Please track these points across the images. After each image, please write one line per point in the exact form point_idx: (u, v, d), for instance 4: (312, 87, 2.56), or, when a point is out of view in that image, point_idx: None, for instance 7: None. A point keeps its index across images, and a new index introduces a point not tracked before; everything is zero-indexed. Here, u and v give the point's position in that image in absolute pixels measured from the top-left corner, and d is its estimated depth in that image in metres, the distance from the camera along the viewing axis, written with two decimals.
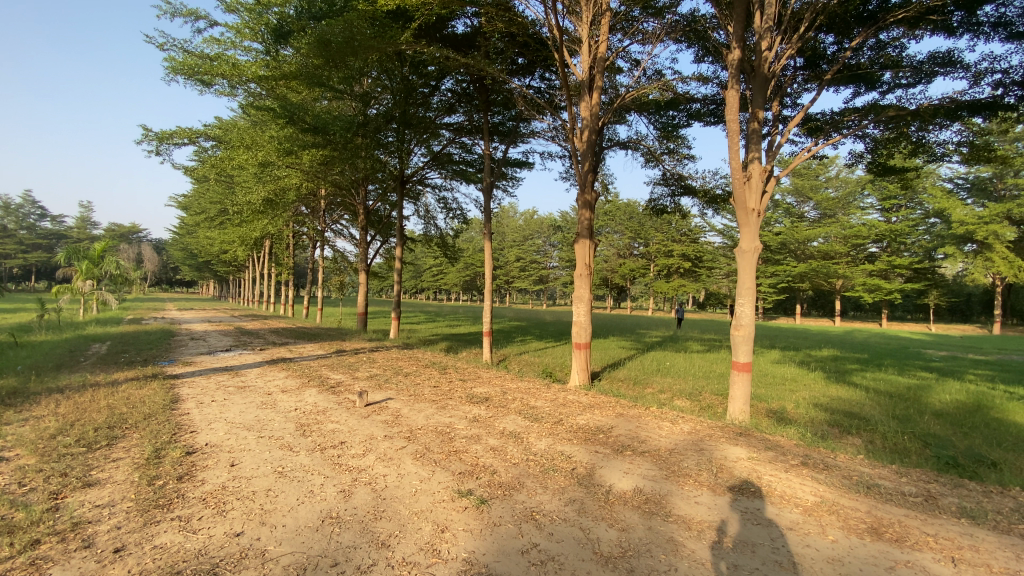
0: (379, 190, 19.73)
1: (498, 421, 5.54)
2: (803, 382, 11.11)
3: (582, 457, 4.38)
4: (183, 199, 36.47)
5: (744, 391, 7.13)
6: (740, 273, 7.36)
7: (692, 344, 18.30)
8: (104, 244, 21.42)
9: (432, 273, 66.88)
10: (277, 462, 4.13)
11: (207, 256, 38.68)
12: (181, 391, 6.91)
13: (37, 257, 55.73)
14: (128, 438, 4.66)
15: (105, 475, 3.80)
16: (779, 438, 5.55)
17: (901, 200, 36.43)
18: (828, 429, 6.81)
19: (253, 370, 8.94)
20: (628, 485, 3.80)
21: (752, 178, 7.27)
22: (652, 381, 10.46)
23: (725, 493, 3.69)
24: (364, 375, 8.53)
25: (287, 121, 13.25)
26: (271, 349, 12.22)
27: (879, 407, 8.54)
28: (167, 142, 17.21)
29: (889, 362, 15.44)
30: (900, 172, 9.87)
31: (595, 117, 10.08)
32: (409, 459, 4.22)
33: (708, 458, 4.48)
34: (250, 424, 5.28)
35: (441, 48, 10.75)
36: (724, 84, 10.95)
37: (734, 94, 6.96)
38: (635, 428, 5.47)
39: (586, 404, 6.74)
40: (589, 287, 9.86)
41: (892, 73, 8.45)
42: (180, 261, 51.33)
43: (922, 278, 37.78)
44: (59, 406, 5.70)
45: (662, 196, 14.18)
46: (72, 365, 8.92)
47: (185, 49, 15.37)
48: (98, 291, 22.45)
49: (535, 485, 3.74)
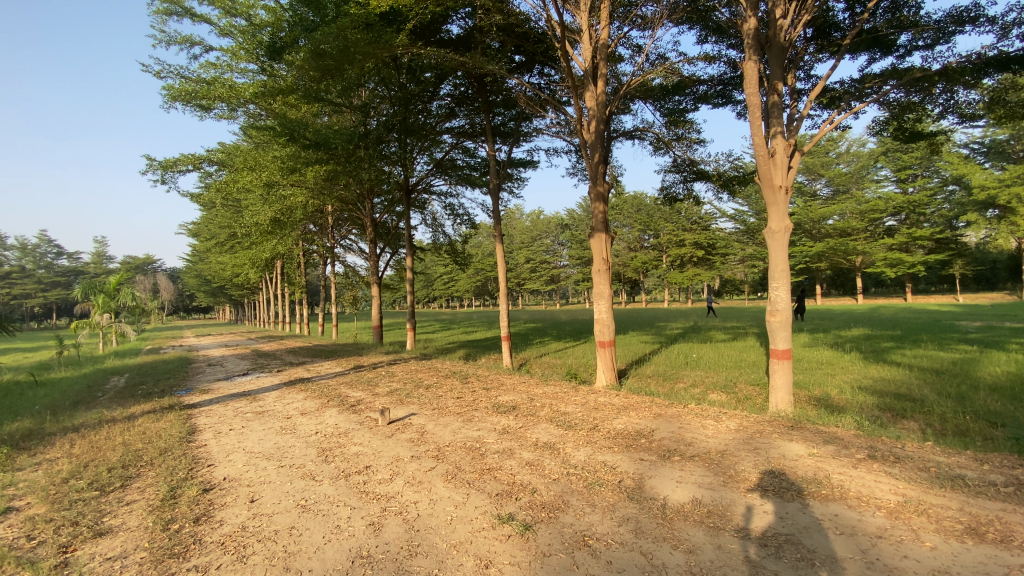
0: (385, 202, 19.60)
1: (530, 432, 5.20)
2: (839, 365, 10.62)
3: (627, 467, 4.02)
4: (192, 227, 36.73)
5: (786, 380, 6.72)
6: (771, 256, 6.95)
7: (715, 334, 17.82)
8: (118, 276, 21.47)
9: (443, 280, 66.86)
10: (300, 494, 3.82)
11: (221, 281, 39.06)
12: (198, 422, 6.66)
13: (58, 293, 56.71)
14: (144, 477, 4.40)
15: (118, 521, 3.52)
16: (835, 429, 5.12)
17: (917, 169, 35.56)
18: (879, 414, 6.38)
19: (271, 394, 8.68)
20: (684, 496, 3.43)
21: (777, 154, 6.86)
22: (681, 376, 10.05)
23: (795, 499, 3.30)
24: (384, 390, 8.23)
25: (288, 139, 13.04)
26: (288, 370, 11.99)
27: (929, 385, 8.04)
28: (171, 170, 17.20)
29: (925, 337, 14.79)
30: (929, 137, 9.34)
31: (602, 106, 9.73)
32: (440, 482, 3.89)
33: (766, 458, 4.08)
34: (270, 453, 5.00)
35: (439, 49, 10.50)
36: (731, 62, 10.56)
37: (753, 65, 6.57)
38: (678, 429, 5.07)
39: (620, 406, 6.36)
40: (609, 282, 9.49)
41: (911, 35, 7.99)
42: (195, 288, 51.81)
43: (945, 248, 36.75)
44: (72, 447, 5.46)
45: (674, 183, 13.77)
46: (89, 402, 8.75)
47: (181, 75, 15.31)
48: (116, 323, 22.53)
49: (582, 503, 3.39)
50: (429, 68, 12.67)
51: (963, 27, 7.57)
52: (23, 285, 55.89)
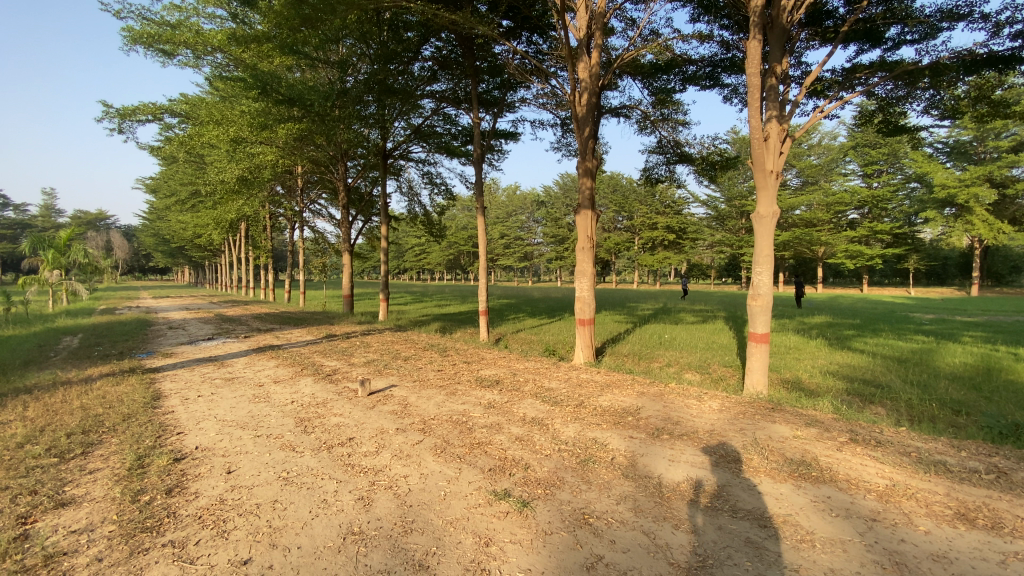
0: (359, 167, 18.91)
1: (516, 407, 5.12)
2: (806, 350, 11.00)
3: (618, 444, 3.99)
4: (150, 182, 34.87)
5: (763, 363, 6.84)
6: (757, 240, 6.96)
7: (685, 316, 18.20)
8: (69, 230, 20.09)
9: (414, 252, 65.93)
10: (280, 466, 3.63)
11: (181, 241, 37.29)
12: (163, 387, 6.31)
13: (1, 247, 53.16)
14: (107, 444, 4.11)
15: (81, 491, 3.26)
16: (815, 413, 5.25)
17: (883, 165, 36.88)
18: (849, 398, 6.62)
19: (239, 359, 8.34)
20: (680, 476, 3.41)
21: (771, 138, 6.81)
22: (657, 355, 10.19)
23: (788, 481, 3.36)
24: (361, 361, 8.02)
25: (260, 92, 12.30)
26: (256, 337, 11.56)
27: (892, 373, 8.38)
28: (129, 119, 16.05)
29: (884, 326, 15.47)
30: (911, 131, 9.51)
31: (595, 78, 9.49)
32: (429, 456, 3.76)
33: (755, 439, 4.14)
34: (244, 422, 4.76)
35: (429, 4, 10.00)
36: (723, 43, 10.44)
37: (757, 44, 6.46)
38: (664, 408, 5.08)
39: (602, 383, 6.34)
40: (592, 260, 9.41)
41: (901, 28, 8.03)
42: (152, 247, 49.46)
43: (902, 242, 38.37)
44: (25, 409, 5.08)
45: (657, 164, 13.70)
46: (40, 361, 8.23)
47: (142, 16, 14.16)
48: (67, 280, 21.28)
49: (577, 479, 3.34)
50: (412, 25, 12.00)
51: (953, 23, 7.63)
52: None
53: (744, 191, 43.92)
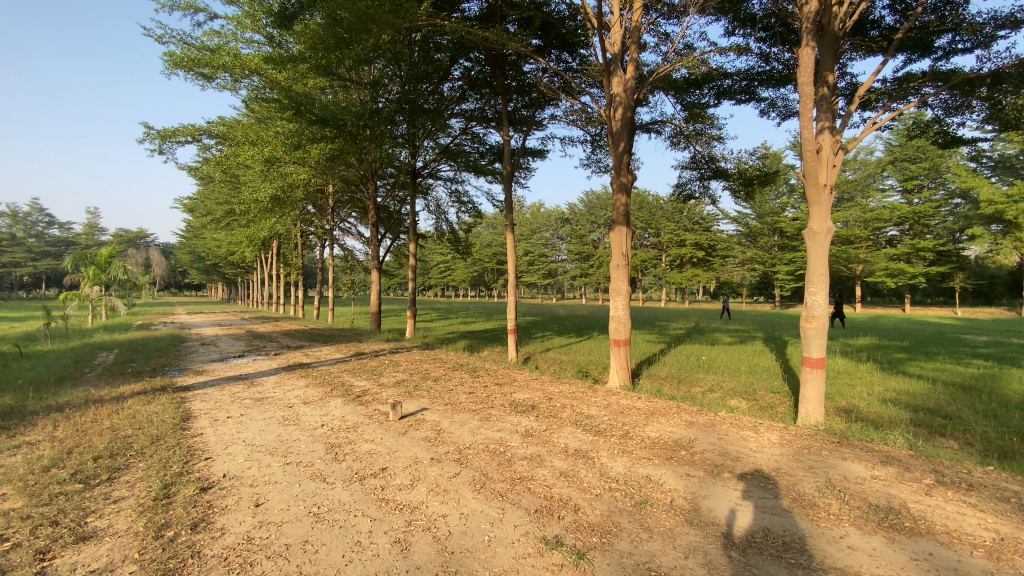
0: (388, 186, 19.07)
1: (556, 436, 4.78)
2: (857, 374, 10.33)
3: (674, 483, 3.62)
4: (187, 201, 36.04)
5: (818, 390, 6.36)
6: (809, 258, 6.55)
7: (720, 336, 17.56)
8: (110, 248, 20.73)
9: (439, 269, 66.48)
10: (310, 499, 3.39)
11: (216, 258, 38.36)
12: (192, 407, 6.20)
13: (47, 263, 55.74)
14: (134, 469, 3.96)
15: (103, 524, 3.07)
16: (887, 448, 4.75)
17: (923, 180, 35.55)
18: (916, 430, 6.07)
19: (269, 378, 8.24)
20: (752, 524, 3.03)
21: (824, 150, 6.43)
22: (697, 378, 9.69)
23: (878, 532, 2.95)
24: (390, 381, 7.81)
25: (294, 113, 12.51)
26: (286, 354, 11.53)
27: (959, 401, 7.69)
28: (169, 141, 16.56)
29: (936, 349, 14.53)
30: (968, 144, 8.89)
31: (629, 93, 9.27)
32: (468, 492, 3.46)
33: (827, 479, 3.72)
34: (272, 447, 4.57)
35: (461, 22, 10.05)
36: (761, 56, 10.12)
37: (810, 52, 6.16)
38: (720, 441, 4.67)
39: (646, 411, 5.94)
40: (627, 279, 9.06)
41: (954, 35, 7.57)
42: (187, 264, 51.05)
43: (946, 260, 36.61)
44: (55, 429, 5.00)
45: (691, 180, 13.32)
46: (75, 378, 8.26)
47: (183, 42, 14.66)
48: (106, 296, 21.92)
49: (635, 526, 2.99)
50: (444, 46, 12.07)
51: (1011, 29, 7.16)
52: (13, 254, 54.96)
53: (776, 207, 42.86)
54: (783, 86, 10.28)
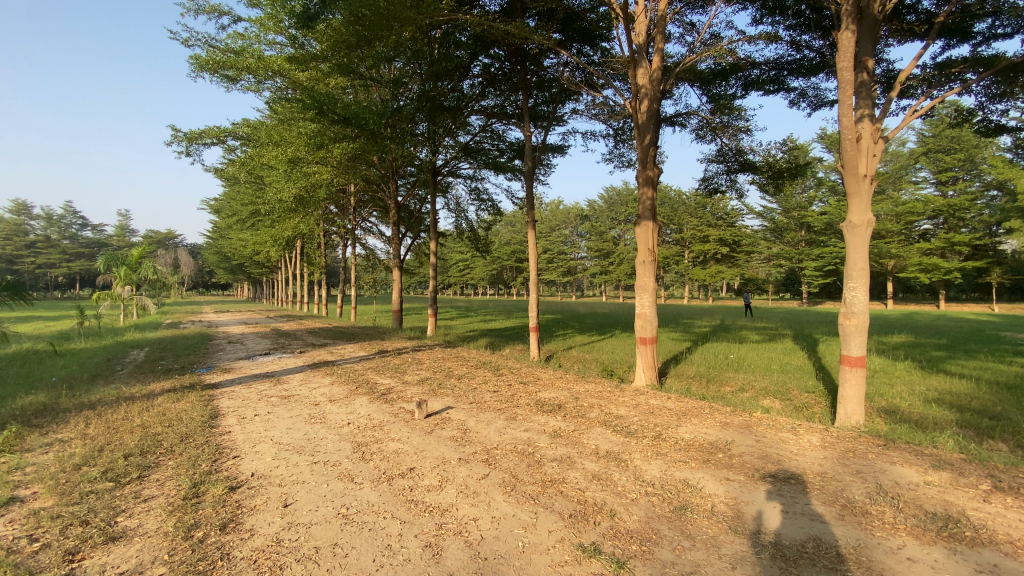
0: (409, 185, 19.11)
1: (585, 437, 4.65)
2: (894, 373, 9.91)
3: (713, 488, 3.46)
4: (213, 203, 36.81)
5: (858, 390, 6.08)
6: (849, 253, 6.26)
7: (747, 333, 17.18)
8: (140, 249, 21.26)
9: (458, 268, 66.74)
10: (339, 500, 3.33)
11: (241, 258, 39.23)
12: (220, 404, 6.25)
13: (81, 264, 57.78)
14: (164, 467, 3.97)
15: (133, 524, 3.06)
16: (937, 451, 4.48)
17: (958, 172, 34.17)
18: (964, 432, 5.75)
19: (295, 376, 8.28)
20: (800, 533, 2.86)
21: (864, 138, 6.12)
22: (726, 377, 9.42)
23: (939, 543, 2.74)
24: (414, 379, 7.77)
25: (316, 113, 12.59)
26: (311, 352, 11.62)
27: (1008, 401, 7.26)
28: (196, 143, 16.88)
29: (976, 347, 13.91)
30: (1017, 131, 8.30)
31: (655, 84, 9.03)
32: (499, 495, 3.36)
33: (878, 486, 3.50)
34: (300, 445, 4.54)
35: (482, 16, 9.98)
36: (792, 43, 9.75)
37: (850, 35, 5.89)
38: (758, 443, 4.49)
39: (678, 411, 5.75)
40: (654, 275, 8.85)
41: (994, 19, 7.08)
42: (214, 264, 52.21)
43: (983, 255, 35.13)
44: (87, 426, 5.07)
45: (717, 173, 12.98)
46: (107, 376, 8.43)
47: (209, 45, 14.89)
48: (137, 296, 22.49)
49: (675, 533, 2.85)
50: (463, 42, 11.99)
51: None
52: (48, 255, 56.92)
53: (803, 202, 41.80)
54: (813, 75, 9.87)
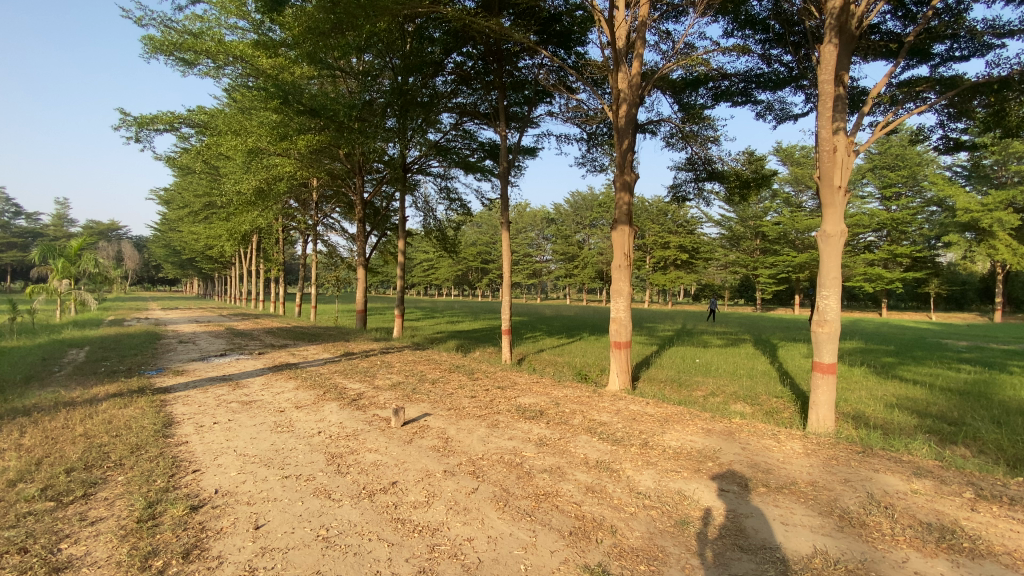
0: (376, 181, 18.56)
1: (573, 446, 4.51)
2: (852, 379, 10.28)
3: (711, 500, 3.39)
4: (164, 193, 34.89)
5: (829, 397, 6.20)
6: (821, 261, 6.41)
7: (710, 338, 17.57)
8: (81, 239, 19.74)
9: (423, 267, 65.94)
10: (317, 520, 3.05)
11: (193, 252, 37.14)
12: (174, 411, 5.75)
13: (12, 255, 53.63)
14: (114, 484, 3.56)
15: (80, 551, 2.69)
16: (914, 458, 4.58)
17: (901, 188, 36.38)
18: (927, 437, 5.96)
19: (256, 380, 7.76)
20: (805, 547, 2.82)
21: (840, 150, 6.25)
22: (697, 382, 9.52)
23: (940, 555, 2.75)
24: (385, 383, 7.44)
25: (280, 102, 11.91)
26: (271, 354, 11.00)
27: (962, 408, 7.62)
28: (146, 129, 15.82)
29: (921, 354, 14.71)
30: (973, 147, 8.72)
31: (635, 88, 9.01)
32: (492, 511, 3.16)
33: (870, 496, 3.51)
34: (267, 457, 4.19)
35: (462, 10, 9.71)
36: (762, 58, 9.99)
37: (832, 48, 6.07)
38: (745, 451, 4.48)
39: (659, 418, 5.69)
40: (629, 279, 8.82)
41: (950, 43, 7.43)
42: (161, 259, 49.39)
43: (922, 266, 37.50)
44: (22, 436, 4.52)
45: (686, 181, 13.18)
46: (43, 378, 7.65)
47: (164, 25, 14.02)
48: (76, 290, 20.83)
49: (681, 550, 2.75)
50: (437, 38, 11.70)
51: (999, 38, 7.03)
52: None
53: (759, 211, 43.47)
54: (780, 89, 10.13)
